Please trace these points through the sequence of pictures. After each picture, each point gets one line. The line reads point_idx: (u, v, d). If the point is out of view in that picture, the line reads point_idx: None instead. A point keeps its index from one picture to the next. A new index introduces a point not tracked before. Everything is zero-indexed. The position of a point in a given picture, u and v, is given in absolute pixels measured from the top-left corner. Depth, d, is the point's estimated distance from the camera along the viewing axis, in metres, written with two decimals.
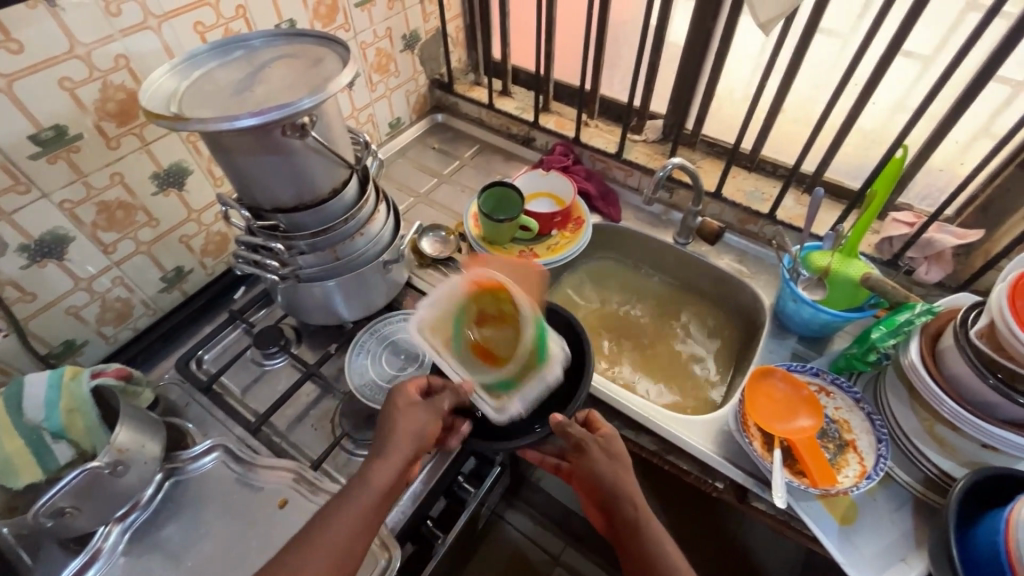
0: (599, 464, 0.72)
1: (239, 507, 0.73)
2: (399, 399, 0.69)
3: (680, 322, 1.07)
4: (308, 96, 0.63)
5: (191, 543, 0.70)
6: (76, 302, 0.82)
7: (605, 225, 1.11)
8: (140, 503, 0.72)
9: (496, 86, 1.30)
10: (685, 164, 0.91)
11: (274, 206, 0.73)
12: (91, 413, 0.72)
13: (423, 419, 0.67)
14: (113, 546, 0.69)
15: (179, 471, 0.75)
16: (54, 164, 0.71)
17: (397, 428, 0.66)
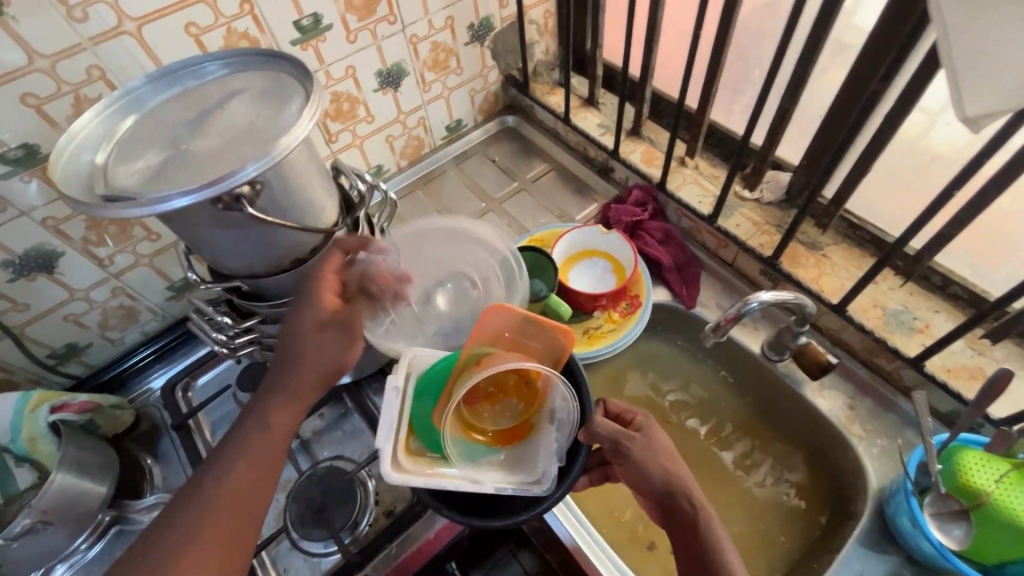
0: (648, 463, 0.58)
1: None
2: (307, 319, 0.57)
3: (745, 457, 0.80)
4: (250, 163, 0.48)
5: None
6: (74, 310, 0.80)
7: (673, 306, 0.85)
8: (84, 545, 0.69)
9: (583, 92, 1.04)
10: (777, 299, 0.65)
11: (227, 270, 0.61)
12: (51, 447, 0.69)
13: (340, 350, 0.58)
14: None
15: (126, 520, 0.71)
16: (30, 182, 0.65)
17: (309, 357, 0.57)
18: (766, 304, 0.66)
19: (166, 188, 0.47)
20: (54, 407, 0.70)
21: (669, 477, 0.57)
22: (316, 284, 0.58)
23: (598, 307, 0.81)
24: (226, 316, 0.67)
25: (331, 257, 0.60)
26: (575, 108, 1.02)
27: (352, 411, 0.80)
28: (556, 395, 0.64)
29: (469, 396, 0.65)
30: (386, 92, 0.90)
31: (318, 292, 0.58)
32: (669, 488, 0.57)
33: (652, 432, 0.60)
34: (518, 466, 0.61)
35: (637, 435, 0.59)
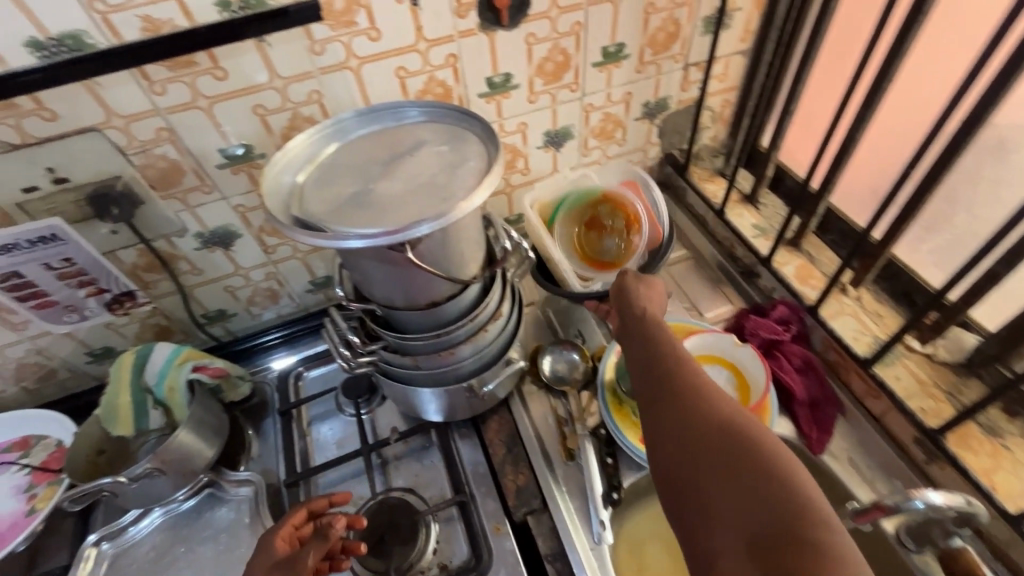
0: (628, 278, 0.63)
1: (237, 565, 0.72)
2: (259, 565, 0.58)
3: None
4: (423, 220, 0.51)
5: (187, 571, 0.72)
6: (233, 283, 0.90)
7: (797, 446, 0.76)
8: (180, 497, 0.76)
9: (745, 187, 1.00)
10: (955, 502, 0.55)
11: (370, 296, 0.65)
12: (183, 401, 0.78)
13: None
14: (152, 519, 0.75)
15: (219, 486, 0.77)
16: (237, 174, 0.75)
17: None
18: (936, 507, 0.55)
19: (349, 224, 0.51)
20: (195, 367, 0.79)
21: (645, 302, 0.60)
22: (274, 534, 0.61)
23: None
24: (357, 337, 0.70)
25: (293, 516, 0.63)
26: (733, 202, 0.98)
27: (434, 448, 0.81)
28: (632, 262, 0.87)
29: (586, 219, 0.91)
30: (547, 151, 0.92)
31: (271, 535, 0.61)
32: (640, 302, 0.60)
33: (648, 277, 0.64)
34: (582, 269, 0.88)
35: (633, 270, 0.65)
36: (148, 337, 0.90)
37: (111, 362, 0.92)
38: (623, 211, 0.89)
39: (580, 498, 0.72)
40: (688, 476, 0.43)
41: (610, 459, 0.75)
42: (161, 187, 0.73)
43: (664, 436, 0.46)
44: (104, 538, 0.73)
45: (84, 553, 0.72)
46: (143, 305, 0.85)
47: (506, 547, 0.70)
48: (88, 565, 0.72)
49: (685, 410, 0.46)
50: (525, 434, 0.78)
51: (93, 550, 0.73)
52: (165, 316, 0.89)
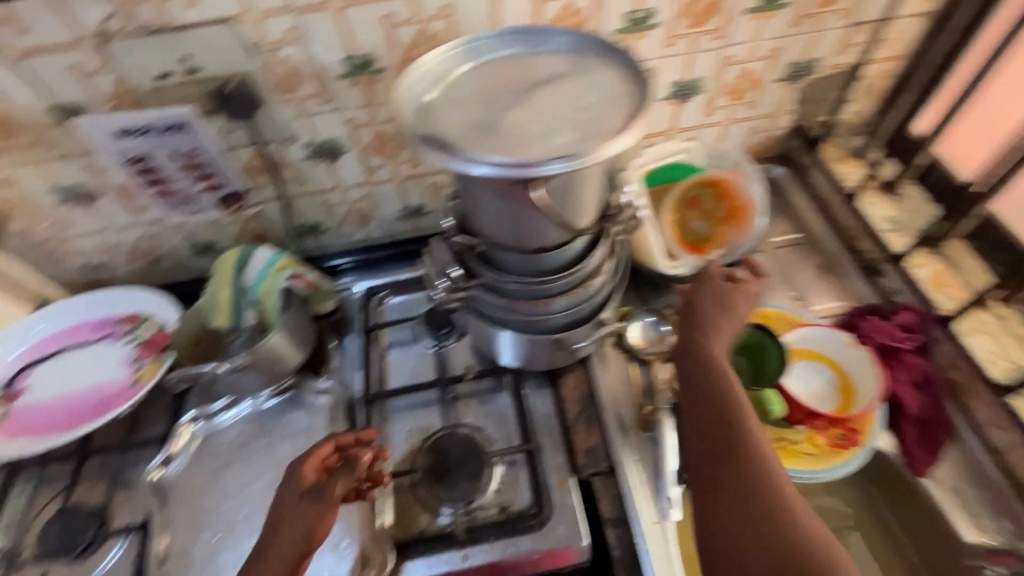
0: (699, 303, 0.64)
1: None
2: (288, 493, 0.59)
3: None
4: (556, 160, 0.47)
5: (266, 463, 0.76)
6: (331, 199, 0.90)
7: (896, 463, 0.70)
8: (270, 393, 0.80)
9: (883, 174, 0.89)
10: None
11: (477, 231, 0.63)
12: (276, 306, 0.81)
13: (312, 517, 0.58)
14: (242, 410, 0.80)
15: (302, 391, 0.81)
16: (355, 87, 0.73)
17: (283, 531, 0.57)
18: None
19: (479, 149, 0.49)
20: (292, 275, 0.81)
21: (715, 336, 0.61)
22: (303, 462, 0.61)
23: (803, 421, 0.69)
24: None
25: (320, 452, 0.62)
26: (867, 189, 0.88)
27: (504, 391, 0.80)
28: (727, 249, 0.80)
29: (689, 198, 0.83)
30: (670, 104, 0.84)
31: (303, 469, 0.61)
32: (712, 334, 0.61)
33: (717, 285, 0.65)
34: (673, 248, 0.80)
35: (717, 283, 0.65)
36: (246, 239, 0.93)
37: (211, 258, 0.96)
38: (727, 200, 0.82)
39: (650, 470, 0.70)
40: (731, 538, 0.48)
41: None
42: (282, 91, 0.72)
43: (712, 496, 0.51)
44: (199, 419, 0.78)
45: (181, 429, 0.77)
46: (252, 208, 0.88)
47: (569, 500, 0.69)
48: (183, 440, 0.77)
49: (742, 490, 0.50)
50: (600, 395, 0.76)
51: (189, 428, 0.78)
52: (263, 222, 0.91)
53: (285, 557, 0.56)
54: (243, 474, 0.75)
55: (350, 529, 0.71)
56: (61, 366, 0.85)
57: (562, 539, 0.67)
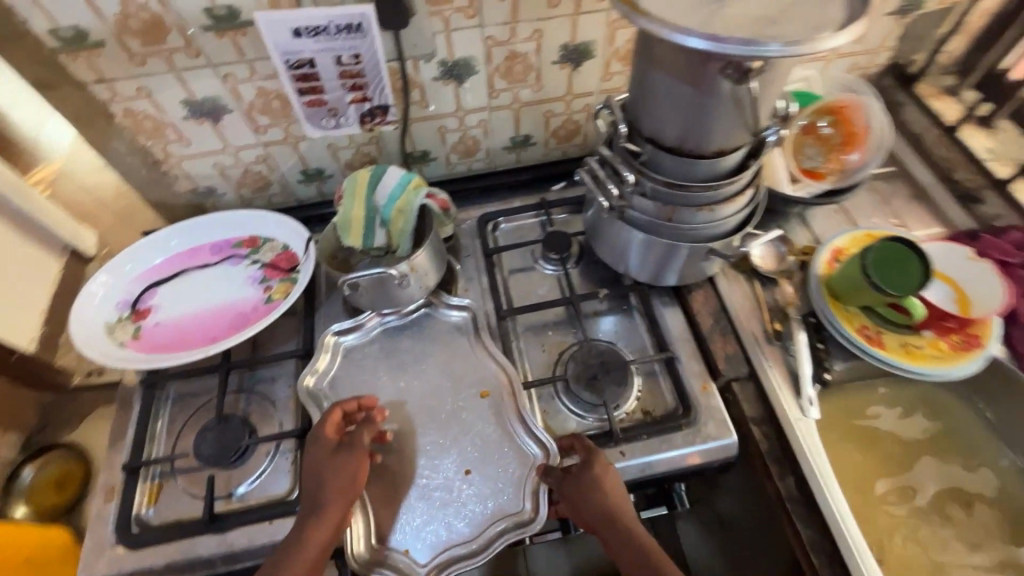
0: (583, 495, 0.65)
1: (454, 379, 0.77)
2: (320, 452, 0.66)
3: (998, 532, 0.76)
4: (781, 41, 0.49)
5: (412, 370, 0.78)
6: (447, 125, 0.91)
7: (1006, 366, 0.76)
8: (401, 311, 0.82)
9: (978, 109, 0.94)
10: None
11: (652, 134, 0.65)
12: (408, 225, 0.81)
13: (353, 465, 0.66)
14: (374, 325, 0.82)
15: (433, 309, 0.83)
16: (503, 1, 0.74)
17: (332, 482, 0.64)
18: None
19: (694, 27, 0.51)
20: (427, 195, 0.82)
21: (608, 505, 0.64)
22: (321, 426, 0.68)
23: (930, 327, 0.75)
24: (611, 183, 0.72)
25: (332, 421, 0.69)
26: (964, 124, 0.93)
27: (634, 312, 0.85)
28: (841, 176, 0.85)
29: (807, 127, 0.87)
30: None
31: (326, 430, 0.68)
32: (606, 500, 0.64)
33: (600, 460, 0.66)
34: (791, 173, 0.85)
35: (600, 461, 0.66)
36: (357, 165, 0.93)
37: (317, 185, 0.96)
38: (843, 128, 0.86)
39: (786, 373, 0.75)
40: None
41: (820, 344, 0.77)
42: (433, 2, 0.72)
43: None
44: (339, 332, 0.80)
45: (324, 340, 0.79)
46: (388, 125, 0.87)
47: (711, 401, 0.74)
48: (326, 351, 0.79)
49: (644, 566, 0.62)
50: (733, 312, 0.80)
51: (331, 340, 0.80)
52: (378, 147, 0.91)
53: (337, 506, 0.63)
54: (391, 383, 0.77)
55: (507, 428, 0.73)
56: (181, 286, 0.84)
57: (712, 435, 0.71)
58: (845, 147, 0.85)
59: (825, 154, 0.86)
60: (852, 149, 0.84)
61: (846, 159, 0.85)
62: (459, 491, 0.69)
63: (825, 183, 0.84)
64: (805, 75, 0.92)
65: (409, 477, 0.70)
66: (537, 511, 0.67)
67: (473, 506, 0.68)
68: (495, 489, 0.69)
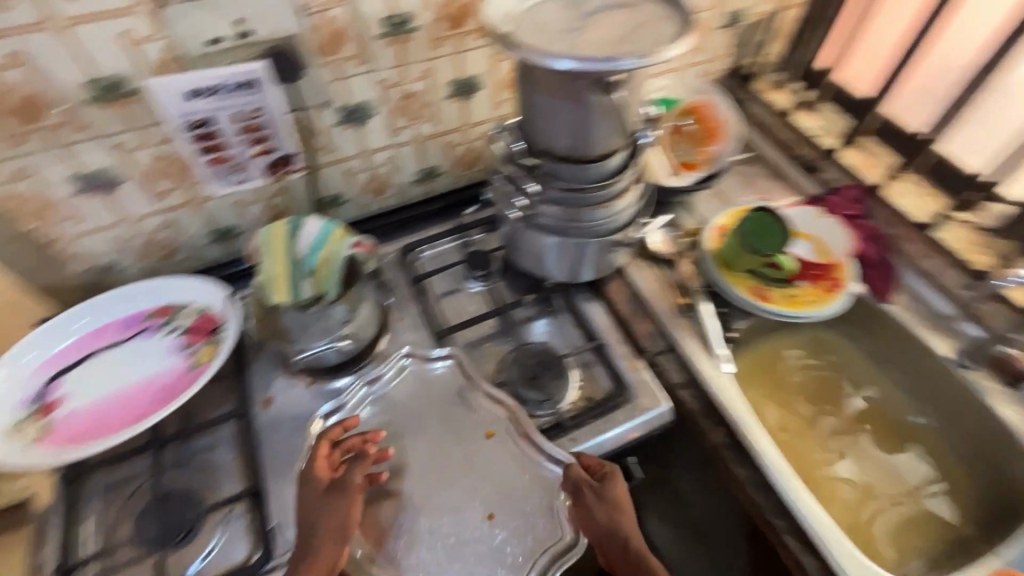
0: (600, 512, 0.67)
1: (405, 402, 0.80)
2: (310, 494, 0.67)
3: (892, 448, 0.88)
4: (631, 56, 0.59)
5: (412, 425, 0.78)
6: (354, 166, 0.94)
7: (866, 300, 0.91)
8: (384, 378, 0.81)
9: (803, 96, 1.13)
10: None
11: (544, 147, 0.73)
12: (335, 271, 0.79)
13: (343, 509, 0.66)
14: (357, 406, 0.79)
15: (419, 366, 0.83)
16: (390, 46, 0.80)
17: (320, 526, 0.65)
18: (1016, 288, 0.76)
19: (563, 51, 0.60)
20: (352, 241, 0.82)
21: (624, 527, 0.67)
22: (313, 465, 0.69)
23: (803, 278, 0.88)
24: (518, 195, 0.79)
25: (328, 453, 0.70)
26: (796, 109, 1.11)
27: (560, 312, 0.91)
28: (710, 163, 0.97)
29: (675, 127, 1.00)
30: None
31: (317, 467, 0.68)
32: (626, 515, 0.68)
33: (619, 481, 0.70)
34: (669, 167, 0.96)
35: (615, 483, 0.69)
36: (269, 218, 0.93)
37: (230, 244, 0.95)
38: (703, 125, 1.00)
39: (699, 339, 0.85)
40: None
41: (722, 308, 0.88)
42: (323, 54, 0.77)
43: None
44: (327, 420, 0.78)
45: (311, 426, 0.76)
46: (296, 172, 0.88)
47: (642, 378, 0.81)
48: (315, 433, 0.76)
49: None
50: (646, 296, 0.89)
51: (318, 426, 0.77)
52: (288, 197, 0.92)
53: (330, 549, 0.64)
54: (394, 446, 0.76)
55: (524, 458, 0.74)
56: (92, 370, 0.79)
57: (647, 407, 0.78)
58: (709, 139, 0.99)
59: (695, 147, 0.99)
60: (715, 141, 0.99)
61: (712, 149, 0.98)
62: (491, 539, 0.69)
63: (700, 171, 0.97)
64: (663, 84, 1.05)
65: (434, 535, 0.69)
66: (577, 538, 0.68)
67: (510, 549, 0.68)
68: (529, 525, 0.70)
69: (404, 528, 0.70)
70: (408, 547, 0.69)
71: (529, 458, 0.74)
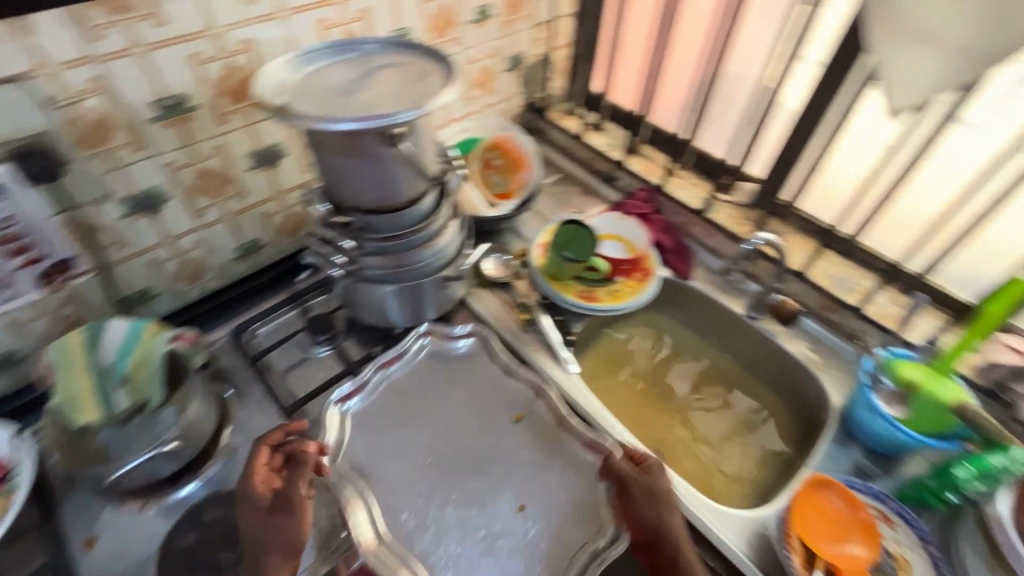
0: (643, 505, 0.67)
1: (416, 388, 0.82)
2: (252, 514, 0.65)
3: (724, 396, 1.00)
4: (407, 110, 0.64)
5: (437, 418, 0.79)
6: (158, 256, 0.87)
7: (674, 281, 1.06)
8: (401, 357, 0.84)
9: (590, 119, 1.30)
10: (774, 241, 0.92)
11: (352, 204, 0.75)
12: (156, 373, 0.72)
13: (292, 524, 0.65)
14: (373, 385, 0.81)
15: (437, 346, 0.87)
16: (169, 128, 0.76)
17: (271, 544, 0.64)
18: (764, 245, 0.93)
19: (341, 115, 0.63)
20: (171, 337, 0.76)
21: (672, 523, 0.66)
22: (250, 479, 0.66)
23: (619, 273, 1.00)
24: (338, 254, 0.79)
25: (269, 459, 0.68)
26: (586, 131, 1.28)
27: None
28: (522, 188, 1.06)
29: (485, 160, 1.07)
30: None
31: (255, 482, 0.66)
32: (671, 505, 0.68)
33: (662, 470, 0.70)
34: (486, 200, 1.04)
35: (662, 484, 0.68)
36: (59, 333, 0.82)
37: (12, 374, 0.81)
38: (510, 155, 1.09)
39: (545, 350, 0.92)
40: None
41: (559, 316, 0.95)
42: (88, 146, 0.71)
43: None
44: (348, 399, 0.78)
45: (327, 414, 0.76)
46: (82, 276, 0.79)
47: None
48: (333, 422, 0.76)
49: None
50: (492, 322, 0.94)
51: (333, 411, 0.77)
52: (80, 305, 0.82)
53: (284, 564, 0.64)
54: (414, 439, 0.76)
55: (552, 445, 0.76)
56: None
57: None
58: (517, 168, 1.08)
59: (506, 178, 1.07)
60: (522, 169, 1.08)
61: (522, 177, 1.07)
62: (525, 532, 0.68)
63: (515, 198, 1.06)
64: (466, 127, 1.14)
65: (443, 533, 0.68)
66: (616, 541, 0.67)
67: (539, 540, 0.67)
68: (553, 521, 0.69)
69: (430, 519, 0.69)
70: (433, 535, 0.67)
71: (570, 448, 0.75)
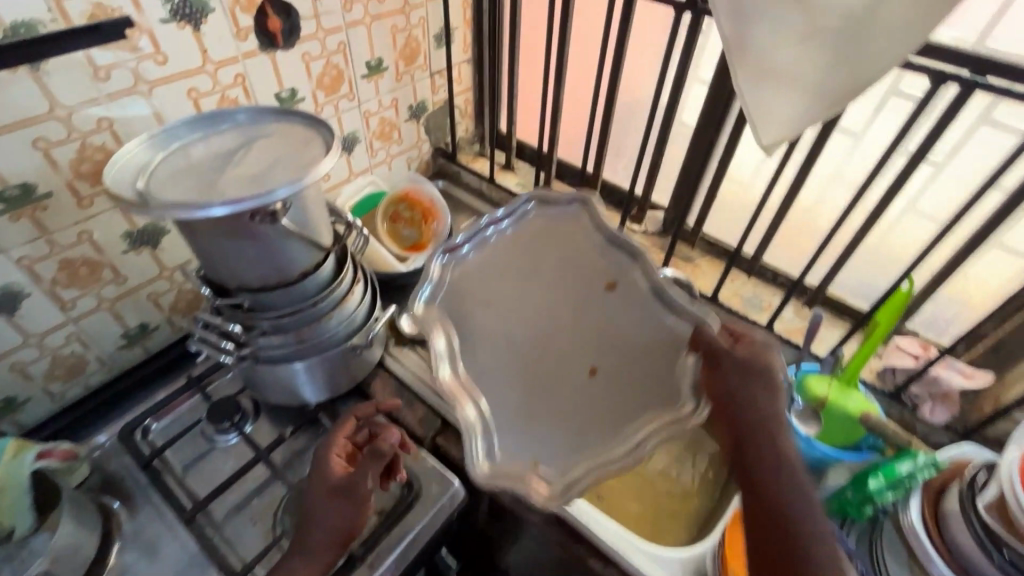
0: (734, 376, 0.66)
1: (501, 258, 0.82)
2: (319, 488, 0.67)
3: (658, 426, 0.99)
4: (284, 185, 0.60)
5: (498, 327, 0.77)
6: (22, 358, 0.77)
7: None
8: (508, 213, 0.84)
9: (500, 158, 1.31)
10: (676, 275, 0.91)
11: (237, 285, 0.69)
12: (23, 499, 0.63)
13: (352, 512, 0.68)
14: (485, 227, 0.82)
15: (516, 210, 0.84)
16: (17, 220, 0.68)
17: (323, 523, 0.66)
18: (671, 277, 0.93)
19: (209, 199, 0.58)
20: (40, 454, 0.67)
21: (767, 402, 0.64)
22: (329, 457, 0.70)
23: None
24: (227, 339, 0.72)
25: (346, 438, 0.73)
26: (497, 170, 1.28)
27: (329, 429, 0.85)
28: (435, 238, 1.04)
29: (392, 214, 1.04)
30: (341, 156, 1.06)
31: (332, 466, 0.68)
32: (768, 396, 0.64)
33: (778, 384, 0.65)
34: (399, 256, 1.01)
35: (765, 354, 0.67)
36: None
37: None
38: (418, 206, 1.05)
39: None
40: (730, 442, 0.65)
41: None
42: None
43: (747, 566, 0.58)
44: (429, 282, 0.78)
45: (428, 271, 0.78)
46: None
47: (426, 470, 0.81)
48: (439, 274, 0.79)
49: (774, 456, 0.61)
50: (412, 383, 0.90)
51: (439, 266, 0.79)
52: None
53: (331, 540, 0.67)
54: (486, 311, 0.78)
55: (649, 313, 0.76)
56: None
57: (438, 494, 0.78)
58: (426, 219, 1.05)
59: (416, 230, 1.04)
60: (432, 218, 1.05)
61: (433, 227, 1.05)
62: (591, 386, 0.72)
63: (428, 250, 1.04)
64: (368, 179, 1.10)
65: (531, 420, 0.70)
66: (699, 406, 0.67)
67: (614, 398, 0.71)
68: (631, 315, 0.76)
69: (496, 398, 0.72)
70: (517, 382, 0.73)
71: (666, 321, 0.75)
